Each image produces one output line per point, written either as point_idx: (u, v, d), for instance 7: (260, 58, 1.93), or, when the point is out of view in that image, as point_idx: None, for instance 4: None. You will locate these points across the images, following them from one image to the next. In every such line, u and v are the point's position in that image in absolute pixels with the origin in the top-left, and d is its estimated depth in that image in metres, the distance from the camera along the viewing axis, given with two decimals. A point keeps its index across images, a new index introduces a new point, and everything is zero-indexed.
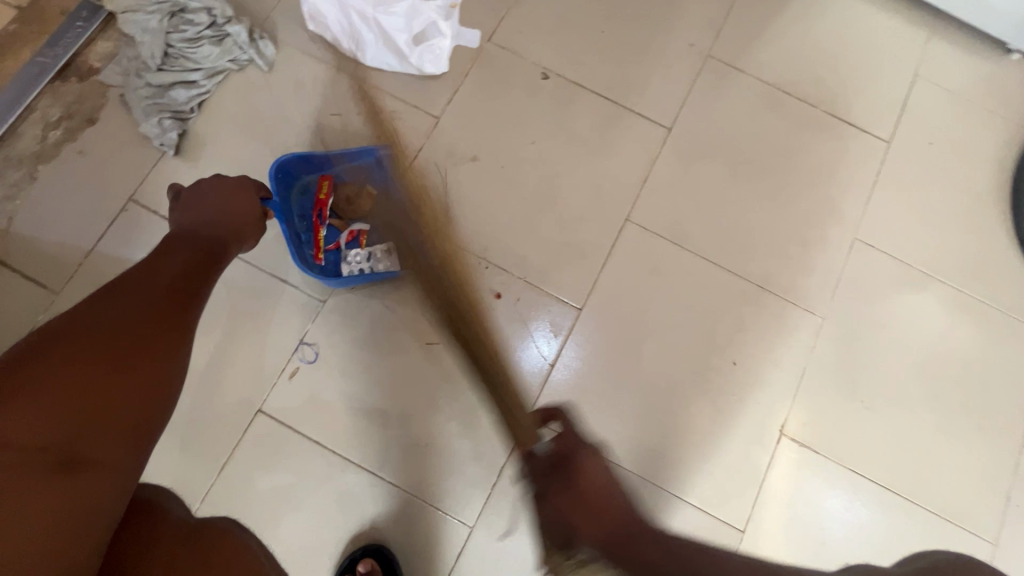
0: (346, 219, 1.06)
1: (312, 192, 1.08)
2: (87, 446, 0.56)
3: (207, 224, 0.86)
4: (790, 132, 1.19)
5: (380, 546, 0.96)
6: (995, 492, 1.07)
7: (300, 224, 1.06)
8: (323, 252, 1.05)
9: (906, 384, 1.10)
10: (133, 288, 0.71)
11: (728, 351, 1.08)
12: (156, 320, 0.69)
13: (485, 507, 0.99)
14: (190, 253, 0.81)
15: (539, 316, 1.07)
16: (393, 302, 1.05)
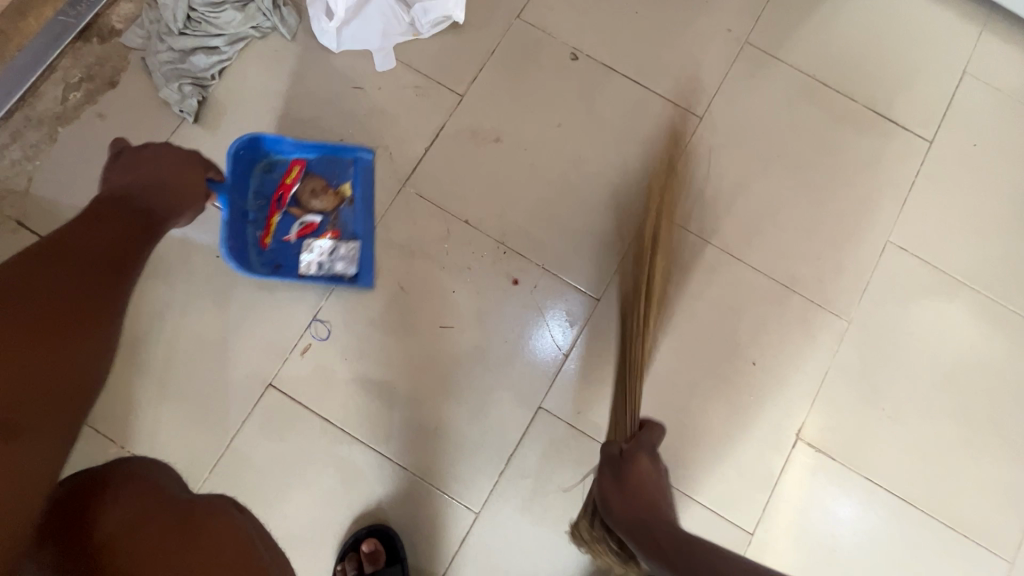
0: (304, 211, 1.04)
1: (275, 173, 1.04)
2: (7, 415, 0.51)
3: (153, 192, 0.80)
4: (827, 126, 1.14)
5: (385, 526, 0.96)
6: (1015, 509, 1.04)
7: (253, 202, 1.03)
8: (271, 238, 1.02)
9: (931, 395, 1.06)
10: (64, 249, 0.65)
11: (747, 351, 1.05)
12: (94, 283, 0.64)
13: (493, 493, 0.99)
14: (127, 220, 0.75)
15: (556, 305, 1.04)
16: (407, 283, 1.03)
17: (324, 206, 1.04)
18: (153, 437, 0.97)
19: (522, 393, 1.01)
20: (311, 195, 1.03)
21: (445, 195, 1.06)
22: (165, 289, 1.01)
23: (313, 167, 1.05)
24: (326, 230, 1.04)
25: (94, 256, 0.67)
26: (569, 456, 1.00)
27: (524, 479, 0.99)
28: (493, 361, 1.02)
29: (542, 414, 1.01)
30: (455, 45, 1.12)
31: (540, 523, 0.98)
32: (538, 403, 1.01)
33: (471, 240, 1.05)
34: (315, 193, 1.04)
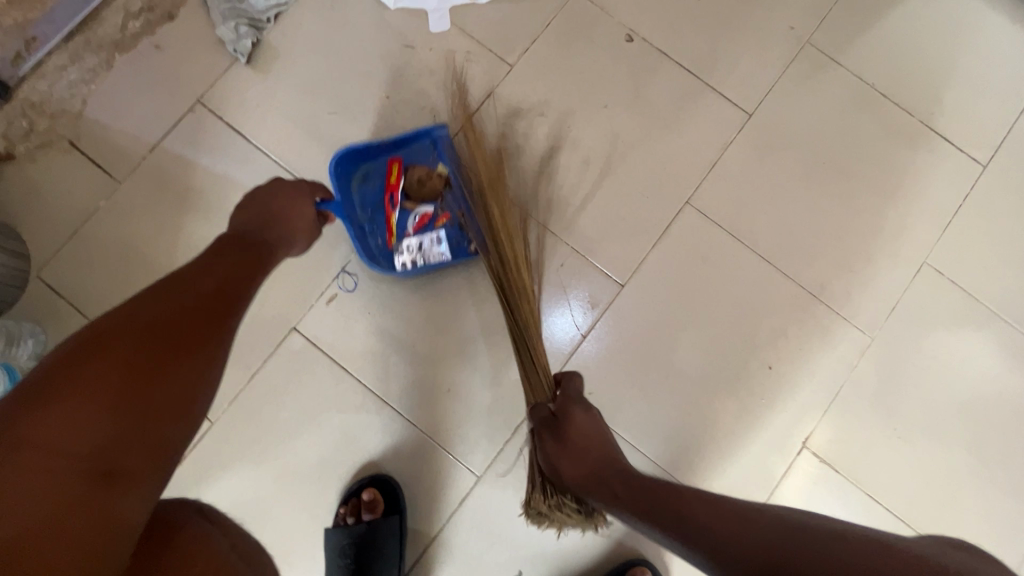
0: (416, 203, 1.04)
1: (375, 180, 1.05)
2: (103, 455, 0.52)
3: (261, 222, 0.80)
4: (878, 137, 1.11)
5: (389, 477, 0.99)
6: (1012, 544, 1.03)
7: (367, 212, 1.04)
8: (394, 239, 1.04)
9: (944, 422, 1.05)
10: (181, 285, 0.66)
11: (765, 354, 1.05)
12: (197, 318, 0.64)
13: (497, 460, 1.01)
14: (236, 251, 0.75)
15: (580, 286, 1.05)
16: (419, 250, 1.03)
17: (432, 192, 1.03)
18: None
19: None
20: (419, 186, 1.03)
21: None
22: (204, 225, 1.03)
23: (409, 160, 1.04)
24: (443, 215, 1.03)
25: (204, 288, 0.67)
26: None
27: (528, 451, 1.01)
28: (512, 333, 1.03)
29: None
30: (510, 13, 1.10)
31: None
32: None
33: None
34: (421, 184, 1.03)
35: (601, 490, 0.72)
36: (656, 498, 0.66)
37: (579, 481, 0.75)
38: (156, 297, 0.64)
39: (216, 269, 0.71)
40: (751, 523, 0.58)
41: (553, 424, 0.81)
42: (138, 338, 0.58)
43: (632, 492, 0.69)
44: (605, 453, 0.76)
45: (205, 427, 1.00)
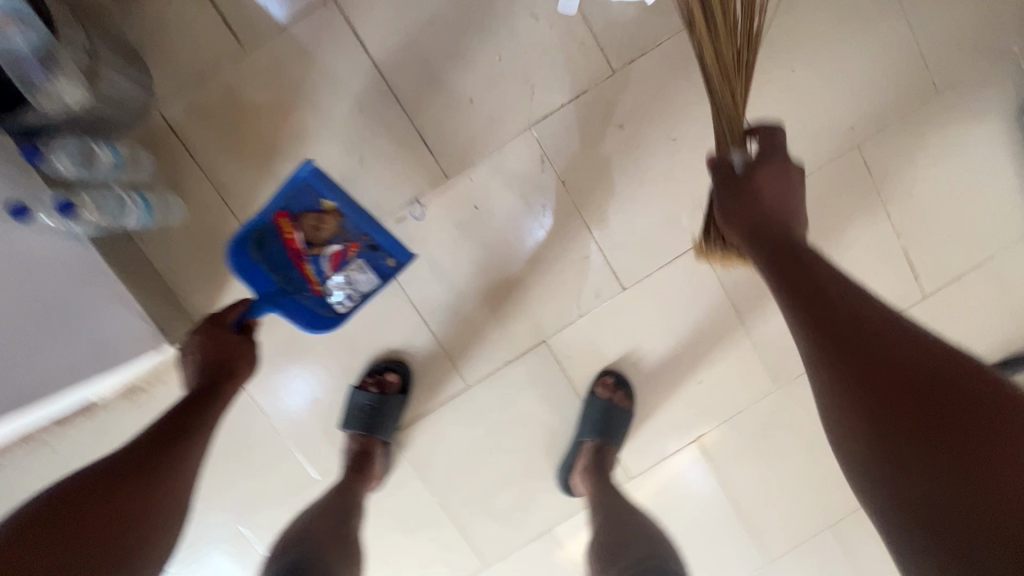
0: (319, 246, 1.20)
1: (271, 240, 1.18)
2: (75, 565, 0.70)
3: (213, 363, 0.96)
4: (863, 244, 1.35)
5: (405, 367, 1.31)
6: (796, 548, 1.46)
7: (281, 275, 1.19)
8: (319, 283, 1.21)
9: (797, 459, 1.43)
10: (137, 456, 0.82)
11: (700, 371, 1.37)
12: (154, 453, 0.83)
13: (483, 379, 1.33)
14: (190, 418, 0.90)
15: (593, 278, 1.30)
16: (482, 206, 1.25)
17: (332, 230, 1.20)
18: None
19: (536, 326, 1.31)
20: (316, 232, 1.19)
21: (558, 152, 1.24)
22: (312, 119, 1.19)
23: (295, 211, 1.17)
24: (352, 246, 1.21)
25: (155, 456, 0.83)
26: (545, 379, 1.34)
27: (507, 380, 1.33)
28: (529, 294, 1.30)
29: (542, 345, 1.32)
30: (631, 22, 1.20)
31: (502, 411, 1.35)
32: (544, 337, 1.32)
33: (558, 199, 1.26)
34: (316, 229, 1.19)
35: (757, 238, 0.83)
36: (811, 273, 0.76)
37: (740, 228, 0.85)
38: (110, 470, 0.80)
39: (171, 437, 0.86)
40: (882, 319, 0.68)
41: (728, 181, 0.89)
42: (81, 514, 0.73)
43: (783, 251, 0.79)
44: (779, 213, 0.84)
45: None
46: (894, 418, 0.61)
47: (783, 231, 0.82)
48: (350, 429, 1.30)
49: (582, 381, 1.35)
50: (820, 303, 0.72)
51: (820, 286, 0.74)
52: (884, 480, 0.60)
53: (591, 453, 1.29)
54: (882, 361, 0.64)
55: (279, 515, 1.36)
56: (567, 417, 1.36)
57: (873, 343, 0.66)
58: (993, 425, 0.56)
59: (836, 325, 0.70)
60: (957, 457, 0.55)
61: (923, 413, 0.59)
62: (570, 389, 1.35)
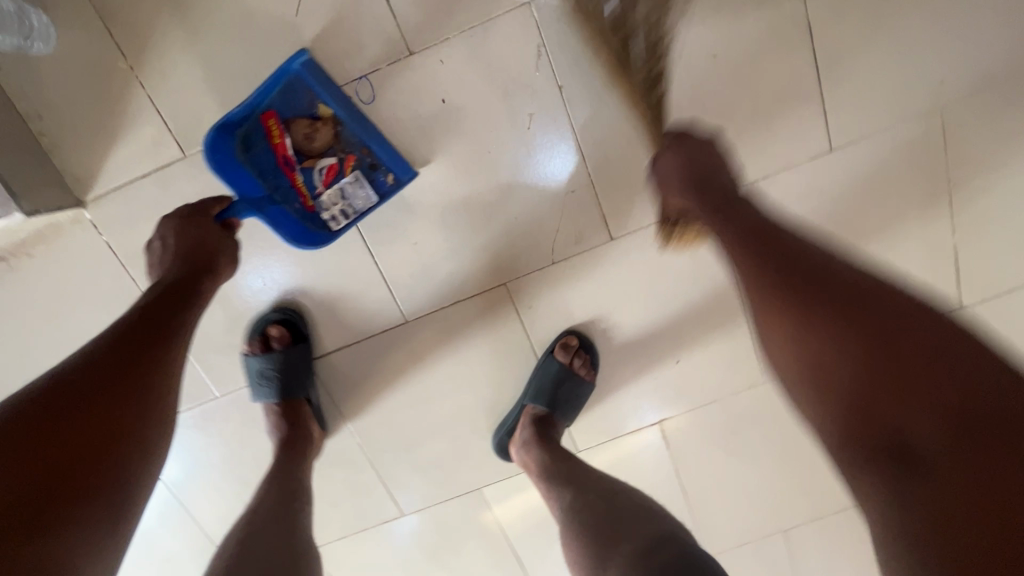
0: (314, 157, 0.99)
1: (258, 143, 0.97)
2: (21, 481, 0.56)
3: (191, 246, 0.83)
4: (917, 234, 1.07)
5: (296, 312, 1.11)
6: (739, 547, 1.35)
7: (269, 184, 0.99)
8: (310, 198, 1.01)
9: (766, 458, 1.27)
10: (119, 339, 0.69)
11: (679, 350, 1.16)
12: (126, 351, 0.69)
13: (425, 316, 1.12)
14: (165, 296, 0.76)
15: (576, 217, 1.05)
16: (451, 101, 0.98)
17: (328, 138, 0.98)
18: (162, 79, 0.93)
19: (498, 265, 1.08)
20: (309, 140, 0.97)
21: (558, 47, 0.96)
22: None
23: (285, 112, 0.96)
24: (349, 159, 0.99)
25: (143, 330, 0.71)
26: (499, 329, 1.13)
27: (454, 321, 1.12)
28: (493, 223, 1.06)
29: (501, 289, 1.10)
30: None
31: (443, 357, 1.14)
32: (505, 279, 1.09)
33: (549, 107, 0.99)
34: (308, 137, 0.97)
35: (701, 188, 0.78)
36: (753, 231, 0.72)
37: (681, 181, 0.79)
38: (88, 357, 0.66)
39: (152, 315, 0.73)
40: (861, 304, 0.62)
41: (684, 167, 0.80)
42: (75, 404, 0.62)
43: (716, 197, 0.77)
44: (710, 167, 0.79)
45: (170, 156, 0.96)
46: (856, 347, 0.60)
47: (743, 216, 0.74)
48: (265, 401, 1.12)
49: (543, 338, 1.14)
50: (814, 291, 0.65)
51: (827, 298, 0.64)
52: (828, 396, 0.61)
53: (533, 419, 1.11)
54: (826, 285, 0.65)
55: (175, 429, 1.18)
56: (518, 375, 1.16)
57: (869, 319, 0.61)
58: (937, 368, 0.56)
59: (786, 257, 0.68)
60: (920, 397, 0.56)
61: (877, 344, 0.59)
62: (527, 345, 1.14)
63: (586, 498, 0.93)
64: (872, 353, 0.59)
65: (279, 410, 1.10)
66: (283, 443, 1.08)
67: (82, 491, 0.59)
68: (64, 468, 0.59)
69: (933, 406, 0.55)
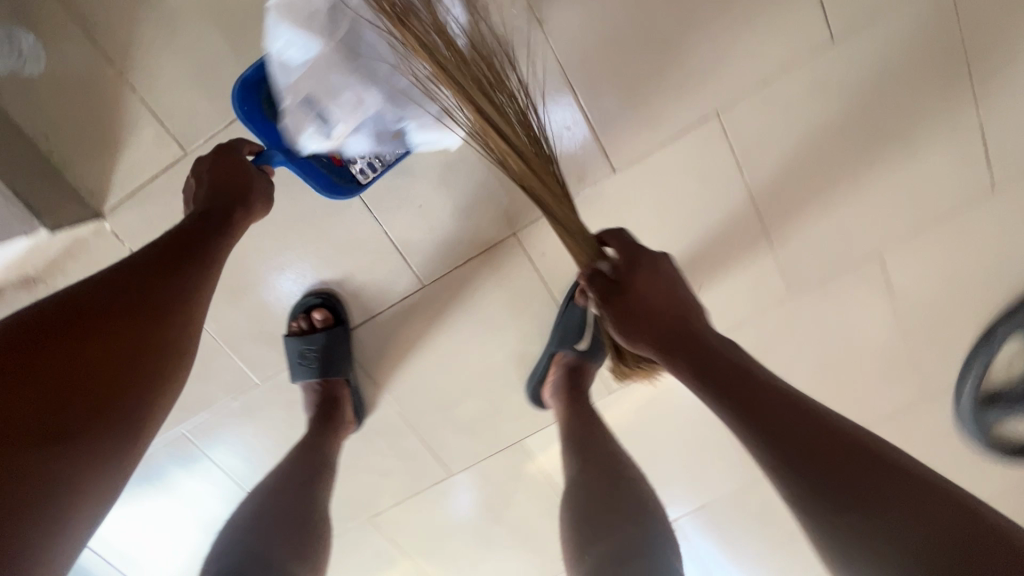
0: None
1: None
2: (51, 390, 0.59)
3: (226, 177, 0.86)
4: (935, 117, 1.01)
5: (329, 297, 1.14)
6: None
7: None
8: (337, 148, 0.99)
9: (801, 372, 1.26)
10: (154, 262, 0.74)
11: (700, 275, 1.15)
12: (154, 281, 0.73)
13: (442, 278, 1.13)
14: (198, 227, 0.81)
15: (575, 152, 1.05)
16: None
17: None
18: (150, 80, 0.94)
19: (505, 216, 1.08)
20: None
21: None
22: None
23: None
24: None
25: (176, 259, 0.76)
26: (515, 281, 1.13)
27: (470, 280, 1.13)
28: (493, 174, 1.05)
29: (512, 240, 1.10)
30: None
31: (465, 318, 1.16)
32: (514, 230, 1.09)
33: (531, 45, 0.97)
34: None
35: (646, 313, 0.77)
36: (693, 343, 0.73)
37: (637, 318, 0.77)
38: (128, 274, 0.72)
39: (185, 247, 0.78)
40: (828, 425, 0.60)
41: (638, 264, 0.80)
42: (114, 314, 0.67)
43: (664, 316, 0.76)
44: (661, 294, 0.78)
45: (172, 156, 0.98)
46: (807, 451, 0.59)
47: (697, 342, 0.72)
48: (305, 380, 1.15)
49: (560, 284, 1.14)
50: (772, 422, 0.62)
51: (779, 406, 0.63)
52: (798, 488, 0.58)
53: (567, 367, 1.14)
54: (773, 398, 0.64)
55: (222, 424, 1.23)
56: (541, 324, 1.17)
57: (814, 427, 0.60)
58: (889, 472, 0.55)
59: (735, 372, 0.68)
60: (879, 502, 0.54)
61: (826, 446, 0.59)
62: (546, 293, 1.15)
63: (590, 474, 0.93)
64: (825, 455, 0.58)
65: (320, 388, 1.14)
66: (318, 418, 1.13)
67: (116, 394, 0.65)
68: (103, 370, 0.64)
69: (895, 515, 0.53)
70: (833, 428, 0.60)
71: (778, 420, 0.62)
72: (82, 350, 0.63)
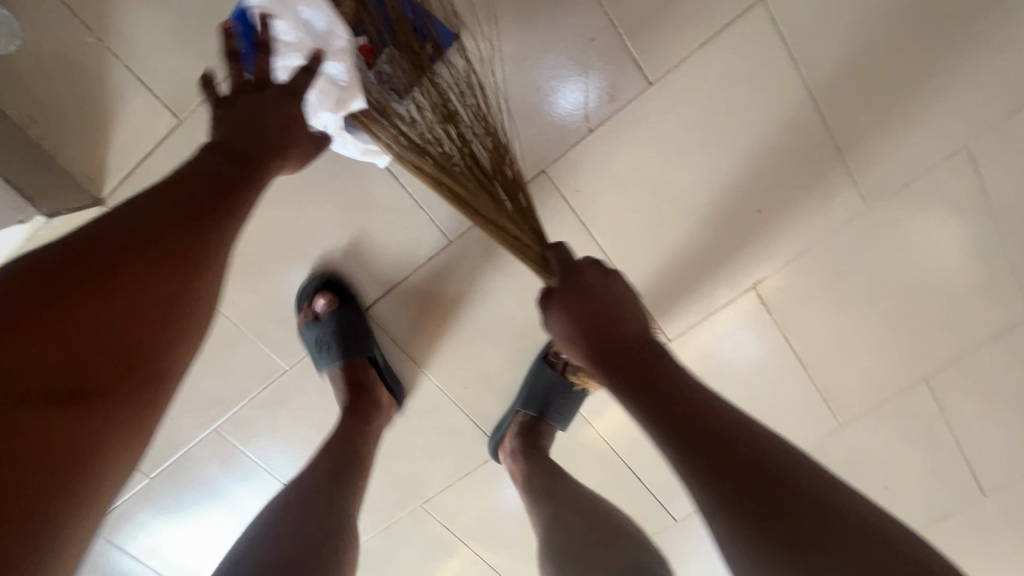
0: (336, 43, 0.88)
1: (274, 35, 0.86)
2: (67, 364, 0.55)
3: (262, 120, 0.70)
4: None
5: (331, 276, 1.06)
6: (877, 407, 1.19)
7: None
8: None
9: (888, 299, 1.09)
10: (170, 209, 0.62)
11: (758, 197, 1.02)
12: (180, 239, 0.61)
13: (470, 232, 1.04)
14: (216, 168, 0.67)
15: (600, 71, 0.94)
16: None
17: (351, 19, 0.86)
18: (134, 40, 0.88)
19: (530, 153, 0.98)
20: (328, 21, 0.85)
21: None
22: None
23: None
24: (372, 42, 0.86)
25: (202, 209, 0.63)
26: (549, 226, 1.02)
27: None
28: (512, 107, 0.96)
29: (542, 179, 1.00)
30: None
31: (498, 273, 1.06)
32: (542, 167, 0.99)
33: None
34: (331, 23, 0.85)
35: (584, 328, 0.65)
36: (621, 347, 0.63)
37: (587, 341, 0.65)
38: (152, 218, 0.60)
39: (215, 192, 0.65)
40: (801, 473, 0.50)
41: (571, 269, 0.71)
42: (128, 276, 0.58)
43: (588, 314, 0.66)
44: (613, 300, 0.67)
45: (167, 124, 0.91)
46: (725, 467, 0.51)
47: (659, 368, 0.60)
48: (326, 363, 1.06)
49: (599, 222, 1.03)
50: (723, 455, 0.51)
51: (702, 423, 0.54)
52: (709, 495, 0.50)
53: (522, 426, 1.10)
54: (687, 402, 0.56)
55: (253, 417, 1.16)
56: None
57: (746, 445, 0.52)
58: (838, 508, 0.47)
59: (650, 386, 0.58)
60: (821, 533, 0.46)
61: (754, 467, 0.50)
62: (584, 236, 1.04)
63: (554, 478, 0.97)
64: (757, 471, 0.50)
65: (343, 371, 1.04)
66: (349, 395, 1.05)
67: (123, 365, 0.59)
68: (116, 342, 0.58)
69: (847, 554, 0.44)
70: (759, 442, 0.52)
71: (738, 461, 0.51)
72: (106, 322, 0.57)
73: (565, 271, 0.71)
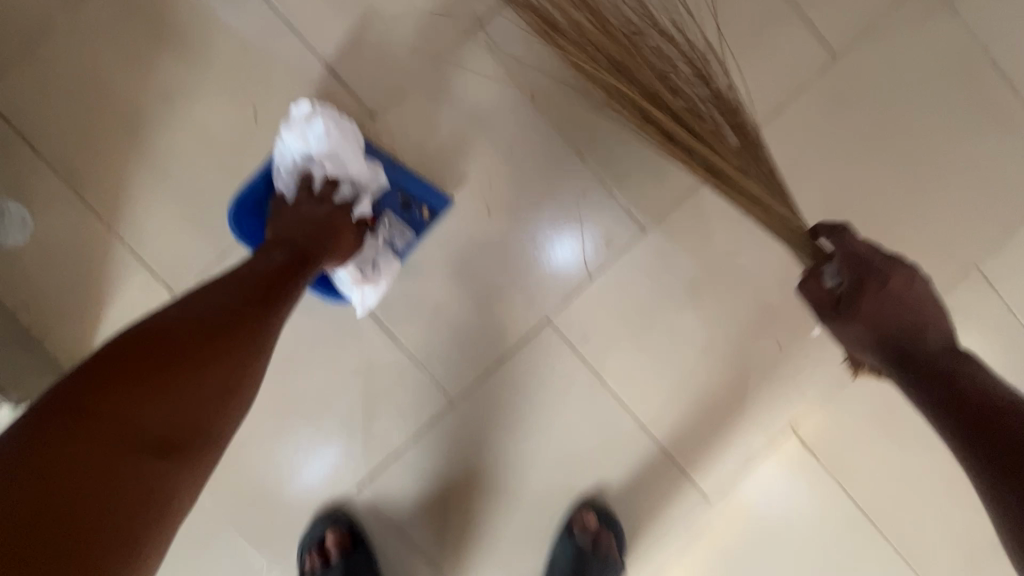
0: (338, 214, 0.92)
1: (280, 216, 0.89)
2: (145, 418, 0.54)
3: (306, 224, 0.77)
4: (964, 113, 0.97)
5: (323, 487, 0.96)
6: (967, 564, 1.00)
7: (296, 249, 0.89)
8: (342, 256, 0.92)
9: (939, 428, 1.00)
10: (249, 287, 0.65)
11: (777, 330, 0.96)
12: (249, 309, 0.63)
13: (475, 389, 0.96)
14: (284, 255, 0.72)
15: (597, 221, 0.95)
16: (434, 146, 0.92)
17: None
18: (139, 224, 0.90)
19: (533, 304, 0.95)
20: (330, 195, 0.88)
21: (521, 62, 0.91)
22: (183, 73, 0.89)
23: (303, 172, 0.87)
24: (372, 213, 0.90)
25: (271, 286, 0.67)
26: (560, 375, 0.96)
27: (509, 384, 0.96)
28: (512, 261, 0.95)
29: (548, 328, 0.96)
30: None
31: (509, 431, 0.97)
32: (547, 315, 0.96)
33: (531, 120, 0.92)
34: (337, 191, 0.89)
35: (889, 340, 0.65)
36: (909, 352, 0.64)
37: (882, 346, 0.65)
38: (229, 292, 0.64)
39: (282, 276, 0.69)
40: None
41: (871, 278, 0.65)
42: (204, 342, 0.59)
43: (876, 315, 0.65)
44: (929, 323, 0.65)
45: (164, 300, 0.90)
46: None
47: (975, 392, 0.59)
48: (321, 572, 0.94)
49: (614, 368, 0.96)
50: None
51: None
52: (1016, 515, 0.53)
53: None
54: None
55: None
56: (601, 421, 0.97)
57: None
58: None
59: (937, 375, 0.61)
60: None
61: None
62: (598, 383, 0.97)
63: None
64: None
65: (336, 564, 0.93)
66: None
67: (191, 431, 0.56)
68: (184, 409, 0.56)
69: None
70: None
71: None
72: (174, 388, 0.56)
73: (860, 287, 0.66)
